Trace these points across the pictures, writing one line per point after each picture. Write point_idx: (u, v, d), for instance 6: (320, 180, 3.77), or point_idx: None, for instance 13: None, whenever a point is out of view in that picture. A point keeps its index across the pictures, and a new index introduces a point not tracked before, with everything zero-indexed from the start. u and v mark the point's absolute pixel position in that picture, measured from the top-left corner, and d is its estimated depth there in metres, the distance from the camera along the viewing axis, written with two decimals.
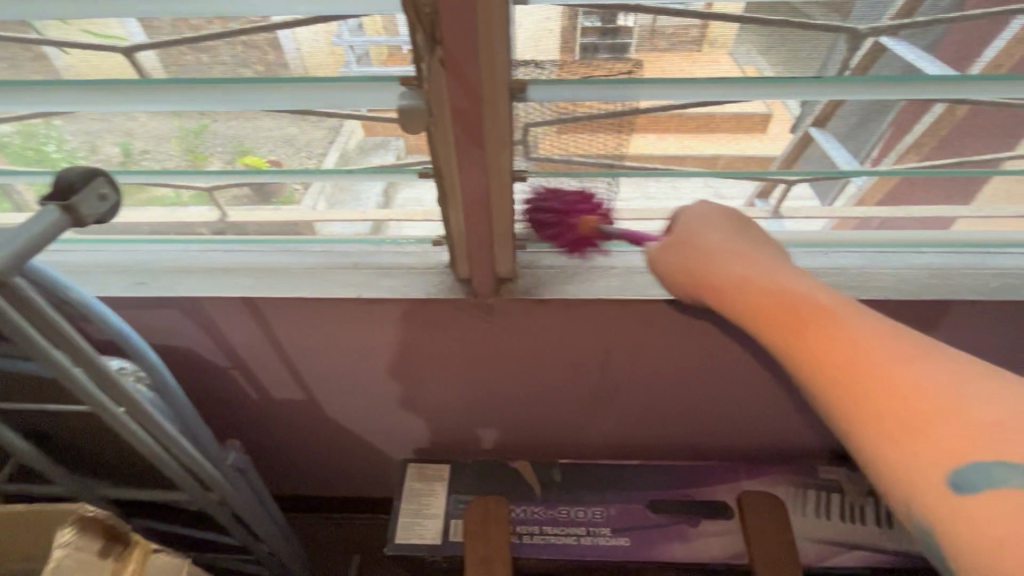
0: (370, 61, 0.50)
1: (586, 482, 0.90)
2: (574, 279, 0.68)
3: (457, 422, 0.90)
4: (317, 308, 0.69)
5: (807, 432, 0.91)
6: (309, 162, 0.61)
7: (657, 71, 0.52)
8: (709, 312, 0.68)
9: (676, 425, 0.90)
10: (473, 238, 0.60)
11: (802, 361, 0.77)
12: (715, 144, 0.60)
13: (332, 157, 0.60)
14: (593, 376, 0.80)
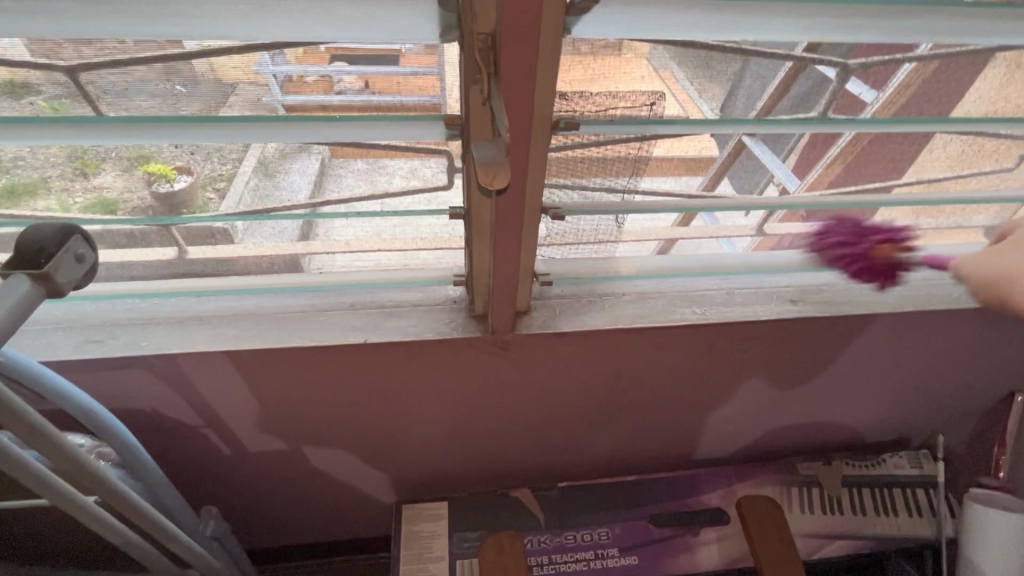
0: (289, 60, 0.43)
1: (590, 504, 0.90)
2: (589, 308, 0.67)
3: (457, 458, 0.86)
4: (315, 356, 0.63)
5: (786, 433, 0.97)
6: (225, 167, 0.51)
7: (675, 105, 0.52)
8: (717, 334, 0.70)
9: (672, 438, 0.92)
10: (496, 275, 0.57)
11: (792, 369, 0.81)
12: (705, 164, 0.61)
13: (250, 161, 0.52)
14: (600, 400, 0.79)
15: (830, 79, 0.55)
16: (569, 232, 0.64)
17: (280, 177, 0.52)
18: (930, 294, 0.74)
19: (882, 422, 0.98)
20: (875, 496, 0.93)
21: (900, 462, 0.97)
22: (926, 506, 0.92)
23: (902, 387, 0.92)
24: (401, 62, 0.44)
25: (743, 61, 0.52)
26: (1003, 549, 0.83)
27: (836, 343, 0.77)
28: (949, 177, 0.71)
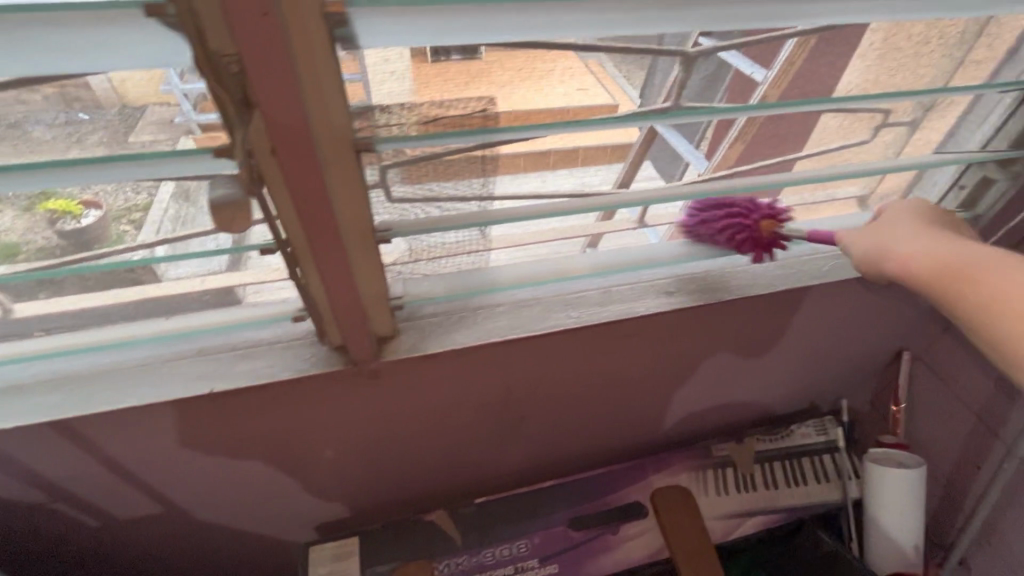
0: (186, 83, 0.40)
1: (507, 518, 0.87)
2: (461, 325, 0.64)
3: (360, 492, 0.82)
4: (159, 414, 0.57)
5: (698, 417, 0.97)
6: (140, 197, 0.46)
7: (516, 104, 0.49)
8: (598, 335, 0.68)
9: (584, 440, 0.90)
10: (339, 309, 0.52)
11: (685, 357, 0.80)
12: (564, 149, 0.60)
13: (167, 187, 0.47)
14: (496, 414, 0.76)
15: (676, 64, 0.59)
16: (425, 243, 0.62)
17: (201, 205, 0.47)
18: (804, 271, 0.75)
19: (788, 394, 1.00)
20: (784, 468, 0.95)
21: (806, 431, 0.99)
22: (833, 471, 0.94)
23: (800, 360, 0.93)
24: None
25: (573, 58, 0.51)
26: (897, 503, 0.87)
27: (725, 328, 0.77)
28: (806, 155, 0.73)
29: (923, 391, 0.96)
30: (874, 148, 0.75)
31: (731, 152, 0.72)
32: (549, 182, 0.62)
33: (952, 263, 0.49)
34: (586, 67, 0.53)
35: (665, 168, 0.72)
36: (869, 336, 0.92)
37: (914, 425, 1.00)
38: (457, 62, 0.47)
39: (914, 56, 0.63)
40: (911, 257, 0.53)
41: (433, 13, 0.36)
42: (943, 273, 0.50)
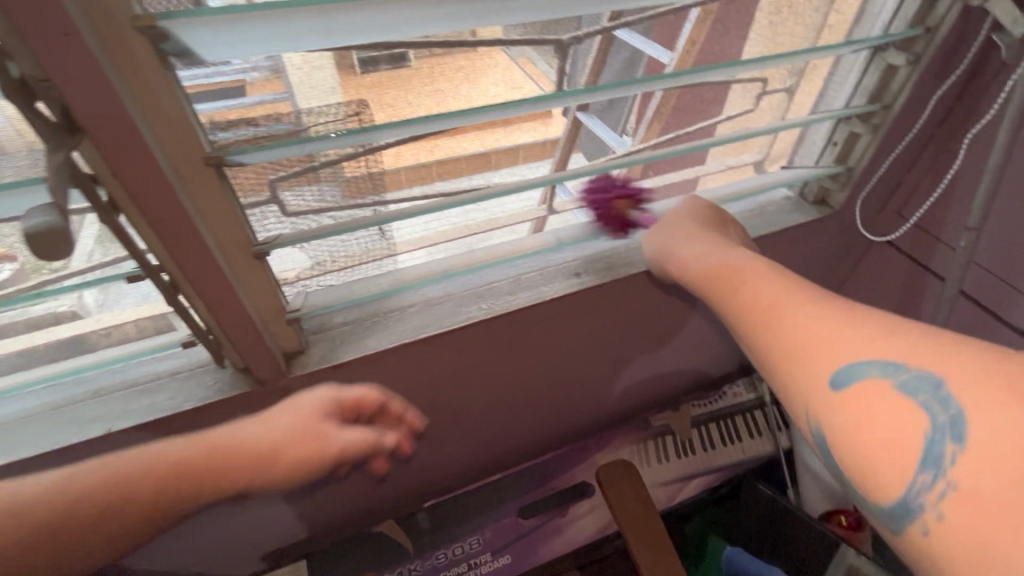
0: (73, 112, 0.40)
1: (456, 516, 0.88)
2: (372, 329, 0.64)
3: (302, 511, 0.80)
4: (54, 464, 0.54)
5: (635, 392, 1.00)
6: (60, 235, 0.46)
7: (388, 104, 0.51)
8: (513, 323, 0.70)
9: (527, 427, 0.92)
10: (230, 328, 0.51)
11: (609, 334, 0.83)
12: (461, 146, 0.61)
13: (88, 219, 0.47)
14: (428, 413, 0.77)
15: (550, 53, 0.57)
16: (330, 251, 0.61)
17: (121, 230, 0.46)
18: None
19: (717, 358, 1.05)
20: (720, 429, 0.99)
21: (737, 390, 1.04)
22: (764, 425, 0.99)
23: (722, 324, 0.97)
24: (245, 93, 0.45)
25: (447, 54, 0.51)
26: (822, 443, 0.92)
27: (642, 300, 0.80)
28: (696, 128, 0.76)
29: None
30: (760, 114, 0.79)
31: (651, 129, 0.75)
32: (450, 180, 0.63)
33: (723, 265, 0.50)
34: (509, 60, 0.55)
35: (592, 154, 0.75)
36: None
37: None
38: (386, 70, 0.50)
39: (772, 25, 0.67)
40: (687, 258, 0.56)
41: (262, 20, 0.35)
42: (719, 276, 0.50)
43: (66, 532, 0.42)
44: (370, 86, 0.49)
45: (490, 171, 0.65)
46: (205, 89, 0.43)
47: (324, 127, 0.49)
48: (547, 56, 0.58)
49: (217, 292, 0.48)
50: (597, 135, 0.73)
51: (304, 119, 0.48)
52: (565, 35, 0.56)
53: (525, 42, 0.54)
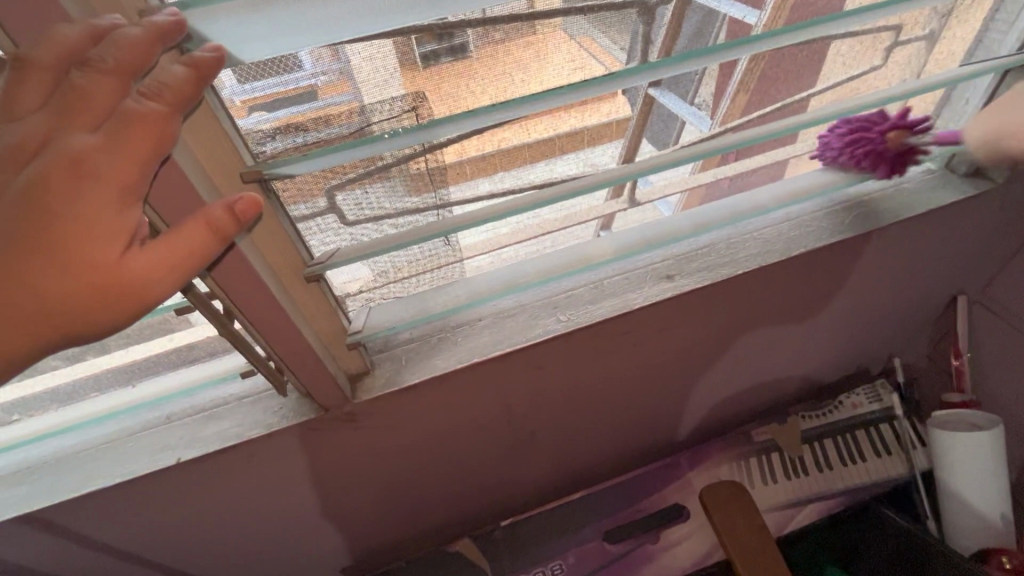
0: None
1: (536, 538, 0.82)
2: (439, 348, 0.58)
3: (376, 531, 0.77)
4: (131, 493, 0.53)
5: (731, 402, 0.88)
6: None
7: (445, 96, 0.44)
8: (595, 335, 0.61)
9: (608, 444, 0.83)
10: (289, 355, 0.47)
11: (703, 343, 0.72)
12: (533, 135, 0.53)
13: None
14: (501, 431, 0.71)
15: (632, 17, 0.48)
16: (392, 263, 0.56)
17: None
18: (823, 226, 0.66)
19: (830, 363, 0.90)
20: (837, 445, 0.85)
21: (858, 400, 0.89)
22: (894, 441, 0.84)
23: (839, 326, 0.83)
24: (316, 96, 0.40)
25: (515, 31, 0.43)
26: (977, 468, 0.75)
27: (744, 303, 0.68)
28: (810, 95, 0.63)
29: (989, 340, 0.85)
30: (886, 73, 0.63)
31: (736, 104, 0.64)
32: (526, 174, 0.56)
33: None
34: (576, 47, 0.46)
35: (663, 137, 0.64)
36: (917, 286, 0.81)
37: (982, 375, 0.88)
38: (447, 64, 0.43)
39: None
40: None
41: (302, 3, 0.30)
42: None
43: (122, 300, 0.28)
44: (424, 81, 0.42)
45: (554, 159, 0.56)
46: (284, 96, 0.39)
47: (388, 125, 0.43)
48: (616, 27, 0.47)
49: (272, 318, 0.43)
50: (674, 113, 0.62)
51: (370, 114, 0.42)
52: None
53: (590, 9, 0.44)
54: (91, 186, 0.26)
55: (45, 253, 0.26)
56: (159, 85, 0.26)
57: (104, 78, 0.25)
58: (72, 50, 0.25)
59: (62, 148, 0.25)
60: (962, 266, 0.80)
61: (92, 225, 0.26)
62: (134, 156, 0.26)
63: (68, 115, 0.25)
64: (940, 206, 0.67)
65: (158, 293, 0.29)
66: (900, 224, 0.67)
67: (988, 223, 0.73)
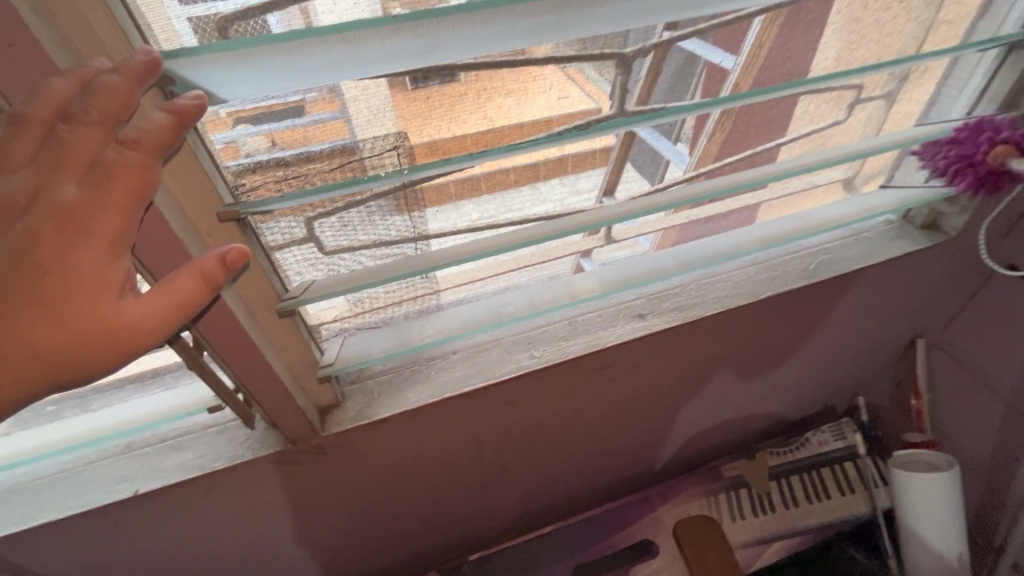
0: None
1: (505, 574, 0.80)
2: (412, 382, 0.58)
3: (340, 565, 0.75)
4: (82, 526, 0.51)
5: (702, 437, 0.89)
6: None
7: (428, 135, 0.45)
8: (568, 371, 0.62)
9: (579, 478, 0.83)
10: (259, 388, 0.46)
11: (674, 380, 0.73)
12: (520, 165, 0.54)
13: None
14: (473, 464, 0.70)
15: (612, 68, 0.50)
16: (367, 295, 0.56)
17: None
18: (790, 270, 0.68)
19: (798, 400, 0.92)
20: (803, 483, 0.87)
21: (823, 438, 0.91)
22: (857, 480, 0.86)
23: (806, 365, 0.85)
24: (304, 112, 0.39)
25: (497, 79, 0.45)
26: (936, 509, 0.77)
27: (714, 342, 0.70)
28: (779, 146, 0.66)
29: (947, 382, 0.88)
30: (850, 128, 0.67)
31: (713, 141, 0.63)
32: (507, 207, 0.57)
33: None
34: (562, 74, 0.47)
35: (646, 171, 0.64)
36: (880, 329, 0.84)
37: (940, 416, 0.92)
38: (437, 88, 0.43)
39: (876, 24, 0.56)
40: None
41: (275, 54, 0.30)
42: None
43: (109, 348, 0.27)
44: (410, 112, 0.43)
45: (540, 182, 0.56)
46: (269, 126, 0.39)
47: (378, 163, 0.44)
48: (600, 67, 0.49)
49: (241, 350, 0.43)
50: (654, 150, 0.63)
51: (355, 150, 0.43)
52: (630, 46, 0.48)
53: (575, 58, 0.47)
54: (79, 238, 0.25)
55: (34, 308, 0.25)
56: (139, 132, 0.25)
57: (92, 131, 0.24)
58: (58, 106, 0.24)
59: (49, 203, 0.24)
60: (921, 311, 0.84)
61: (81, 278, 0.25)
62: (122, 206, 0.25)
63: (50, 169, 0.24)
64: (899, 255, 0.70)
65: (152, 339, 0.27)
66: (862, 271, 0.70)
67: (943, 272, 0.77)
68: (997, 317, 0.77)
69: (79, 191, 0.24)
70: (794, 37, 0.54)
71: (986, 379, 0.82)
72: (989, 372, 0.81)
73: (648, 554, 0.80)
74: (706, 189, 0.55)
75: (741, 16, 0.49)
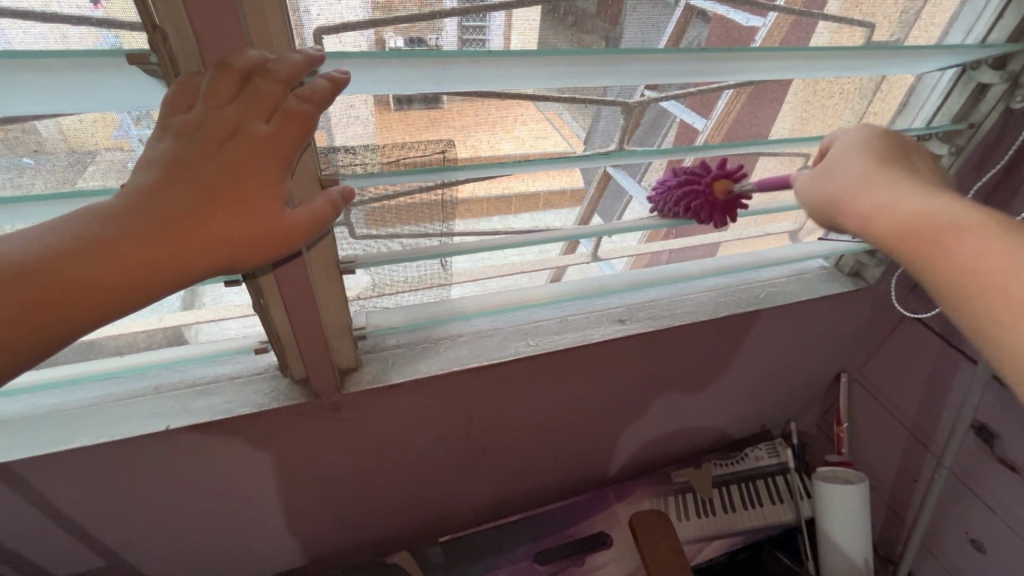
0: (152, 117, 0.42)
1: (472, 554, 0.87)
2: (423, 355, 0.66)
3: (322, 531, 0.80)
4: (109, 455, 0.55)
5: (657, 444, 1.00)
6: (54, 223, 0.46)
7: (468, 150, 0.56)
8: (556, 362, 0.72)
9: (547, 470, 0.92)
10: (302, 338, 0.53)
11: (639, 383, 0.84)
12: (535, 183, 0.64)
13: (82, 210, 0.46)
14: (459, 443, 0.78)
15: (618, 114, 0.60)
16: (392, 277, 0.64)
17: None
18: (744, 297, 0.81)
19: (741, 419, 1.05)
20: (742, 491, 0.98)
21: (760, 453, 1.04)
22: (786, 491, 0.98)
23: (751, 387, 0.98)
24: (368, 117, 0.50)
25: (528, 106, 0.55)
26: (848, 516, 0.90)
27: (677, 352, 0.81)
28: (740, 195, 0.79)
29: (862, 412, 1.03)
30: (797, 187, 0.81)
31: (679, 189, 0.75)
32: (516, 219, 0.67)
33: (919, 214, 0.36)
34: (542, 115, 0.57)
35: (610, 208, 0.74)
36: (812, 360, 0.98)
37: (856, 442, 1.07)
38: (419, 110, 0.51)
39: (823, 108, 0.71)
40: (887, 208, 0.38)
41: (384, 65, 0.41)
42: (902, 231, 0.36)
43: (262, 245, 0.34)
44: (396, 125, 0.51)
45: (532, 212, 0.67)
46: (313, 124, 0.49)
47: (352, 168, 0.53)
48: (579, 112, 0.59)
49: (299, 299, 0.50)
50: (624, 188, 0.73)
51: (404, 150, 0.53)
52: (633, 98, 0.59)
53: (562, 101, 0.57)
54: (266, 158, 0.33)
55: (224, 206, 0.33)
56: (309, 91, 0.33)
57: (276, 84, 0.33)
58: (256, 64, 0.33)
59: (248, 133, 0.33)
60: (845, 348, 0.99)
61: (262, 186, 0.34)
62: (295, 140, 0.34)
63: (248, 107, 0.33)
64: (829, 294, 0.85)
65: (299, 241, 0.36)
66: (800, 305, 0.84)
67: (864, 314, 0.92)
68: (904, 358, 0.93)
69: (267, 126, 0.33)
70: (761, 108, 0.67)
71: (893, 409, 0.97)
72: (896, 404, 0.96)
73: (603, 543, 0.89)
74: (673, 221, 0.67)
75: (721, 86, 0.62)
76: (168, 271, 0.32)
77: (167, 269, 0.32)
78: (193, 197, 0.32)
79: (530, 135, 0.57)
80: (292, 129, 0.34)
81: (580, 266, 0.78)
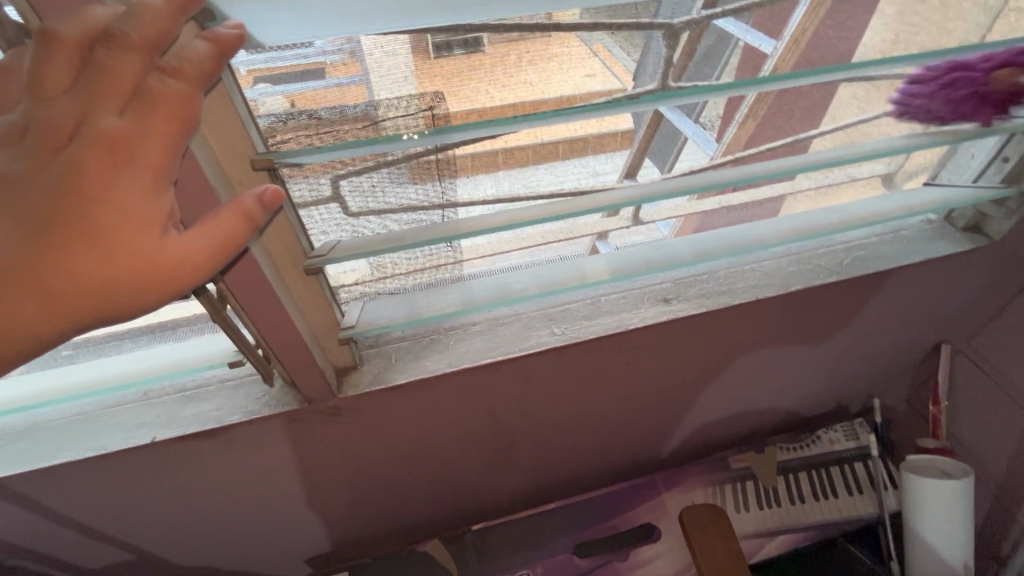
0: None
1: (505, 546, 0.81)
2: (430, 350, 0.58)
3: (346, 522, 0.77)
4: (99, 468, 0.52)
5: (711, 428, 0.89)
6: None
7: (465, 103, 0.43)
8: (587, 352, 0.61)
9: (584, 458, 0.83)
10: (277, 342, 0.46)
11: (688, 367, 0.72)
12: (567, 131, 0.51)
13: None
14: (482, 437, 0.70)
15: (658, 41, 0.46)
16: (388, 261, 0.54)
17: None
18: (823, 264, 0.66)
19: (811, 398, 0.91)
20: (811, 480, 0.86)
21: (835, 436, 0.90)
22: (866, 481, 0.85)
23: (824, 364, 0.84)
24: (316, 70, 0.38)
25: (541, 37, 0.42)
26: (945, 516, 0.76)
27: (735, 332, 0.68)
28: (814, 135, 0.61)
29: (966, 391, 0.87)
30: None
31: (742, 131, 0.58)
32: (530, 182, 0.54)
33: None
34: (583, 45, 0.44)
35: (661, 155, 0.58)
36: (904, 331, 0.82)
37: (955, 423, 0.91)
38: (459, 56, 0.41)
39: (944, 9, 0.52)
40: None
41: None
42: None
43: (141, 288, 0.26)
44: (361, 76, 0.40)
45: (557, 163, 0.53)
46: (286, 70, 0.37)
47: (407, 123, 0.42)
48: (627, 40, 0.45)
49: (260, 302, 0.42)
50: (676, 130, 0.57)
51: (379, 108, 0.41)
52: (678, 17, 0.44)
53: (603, 27, 0.43)
54: (123, 170, 0.24)
55: (77, 242, 0.24)
56: (182, 59, 0.24)
57: (130, 57, 0.23)
58: (99, 28, 0.23)
59: (94, 133, 0.23)
60: (950, 317, 0.81)
61: (121, 212, 0.24)
62: (167, 135, 0.24)
63: (90, 96, 0.23)
64: (936, 255, 0.68)
65: (191, 280, 0.27)
66: (897, 271, 0.68)
67: (978, 277, 0.74)
68: None
69: (123, 121, 0.24)
70: (855, 16, 0.50)
71: (1012, 390, 0.80)
72: (1015, 383, 0.79)
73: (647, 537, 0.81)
74: (731, 176, 0.52)
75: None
76: (20, 332, 0.24)
77: (19, 330, 0.24)
78: (31, 233, 0.24)
79: (538, 76, 0.44)
80: (160, 123, 0.24)
81: (619, 234, 0.65)
